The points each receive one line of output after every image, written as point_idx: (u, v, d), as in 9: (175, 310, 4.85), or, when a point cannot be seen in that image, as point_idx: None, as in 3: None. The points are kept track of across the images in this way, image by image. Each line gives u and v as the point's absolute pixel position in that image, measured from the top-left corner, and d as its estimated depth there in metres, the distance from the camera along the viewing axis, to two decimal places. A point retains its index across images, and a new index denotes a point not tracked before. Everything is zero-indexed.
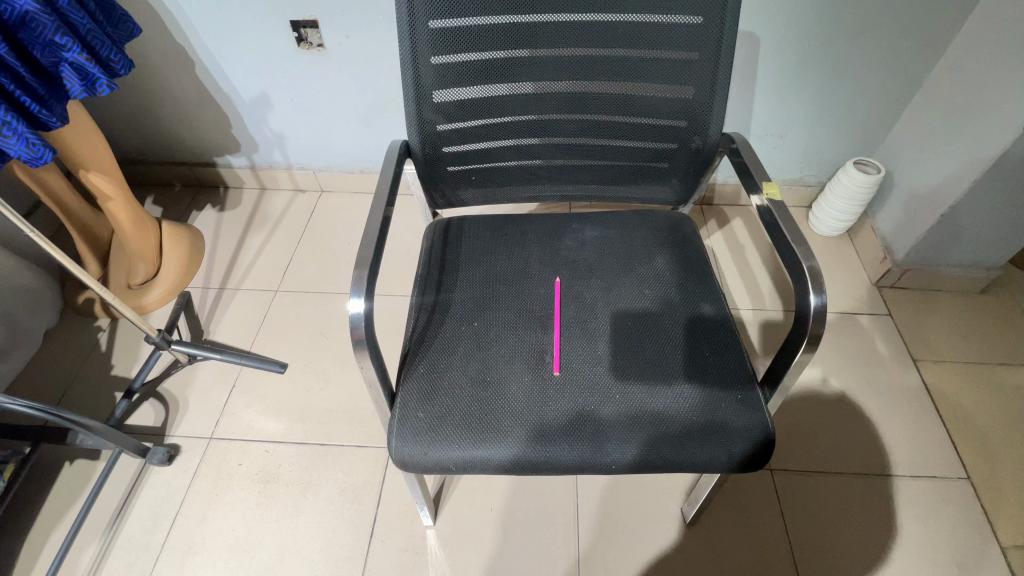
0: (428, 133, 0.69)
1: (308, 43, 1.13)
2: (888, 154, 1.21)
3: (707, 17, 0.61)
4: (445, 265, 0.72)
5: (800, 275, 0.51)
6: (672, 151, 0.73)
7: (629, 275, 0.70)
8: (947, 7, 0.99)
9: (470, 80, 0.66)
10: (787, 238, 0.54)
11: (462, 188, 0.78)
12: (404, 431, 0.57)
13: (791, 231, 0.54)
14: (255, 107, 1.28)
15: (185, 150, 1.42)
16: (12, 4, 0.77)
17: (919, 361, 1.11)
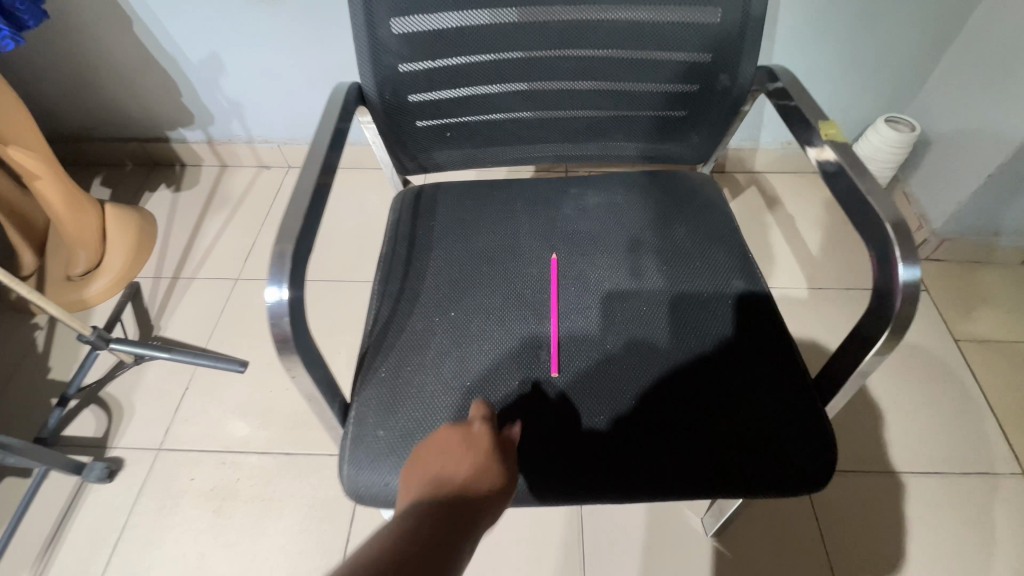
0: (388, 75, 0.55)
1: None
2: (922, 109, 1.07)
3: None
4: (414, 242, 0.58)
5: (884, 242, 0.38)
6: (693, 94, 0.59)
7: (641, 248, 0.57)
8: None
9: (437, 5, 0.52)
10: (861, 194, 0.40)
11: (436, 147, 0.64)
12: (358, 456, 0.44)
13: (866, 186, 0.41)
14: (206, 71, 1.12)
15: (132, 124, 1.26)
16: None
17: (961, 341, 0.99)
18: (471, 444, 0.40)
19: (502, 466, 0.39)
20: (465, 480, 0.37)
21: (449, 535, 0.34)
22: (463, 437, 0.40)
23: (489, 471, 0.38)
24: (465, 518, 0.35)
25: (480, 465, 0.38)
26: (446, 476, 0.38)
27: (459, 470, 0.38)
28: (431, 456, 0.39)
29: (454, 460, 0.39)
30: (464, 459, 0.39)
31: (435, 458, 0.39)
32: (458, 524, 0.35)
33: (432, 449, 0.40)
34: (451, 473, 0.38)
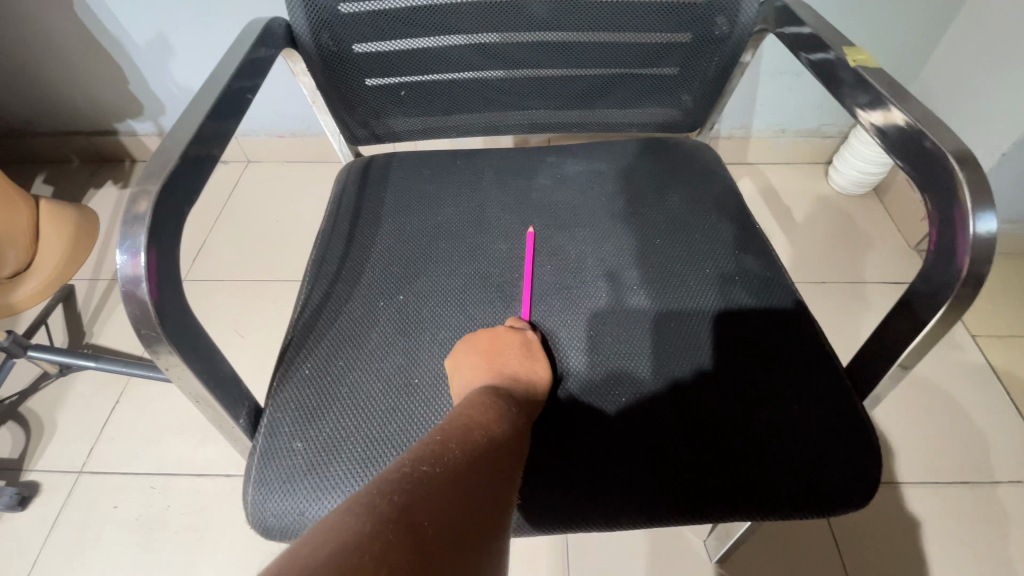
0: (325, 17, 0.47)
1: None
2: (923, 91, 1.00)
3: None
4: (359, 216, 0.49)
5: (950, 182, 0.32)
6: (686, 46, 0.51)
7: (630, 221, 0.49)
8: None
9: None
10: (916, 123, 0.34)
11: (389, 111, 0.55)
12: (268, 477, 0.35)
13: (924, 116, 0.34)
14: (152, 54, 1.03)
15: (75, 115, 1.16)
16: None
17: (978, 337, 0.90)
18: (533, 346, 0.40)
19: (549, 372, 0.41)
20: (531, 383, 0.38)
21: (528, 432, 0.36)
22: (525, 337, 0.40)
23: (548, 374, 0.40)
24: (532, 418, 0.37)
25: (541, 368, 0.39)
26: (518, 374, 0.38)
27: (525, 369, 0.38)
28: (490, 353, 0.39)
29: (518, 359, 0.39)
30: (526, 359, 0.39)
31: (496, 354, 0.38)
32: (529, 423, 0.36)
33: (489, 345, 0.39)
34: (521, 369, 0.38)
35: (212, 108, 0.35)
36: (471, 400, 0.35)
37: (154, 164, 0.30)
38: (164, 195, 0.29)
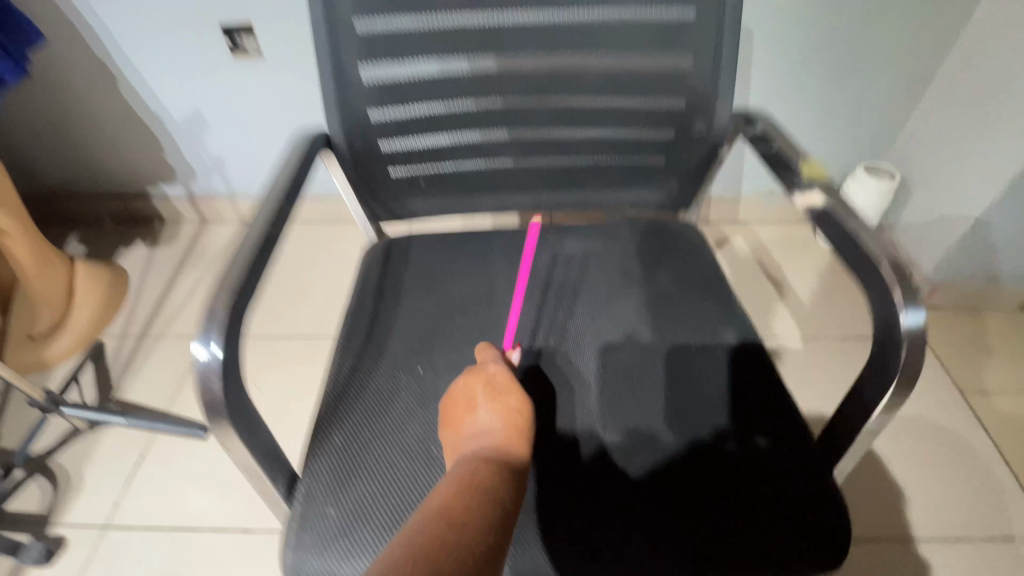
0: (357, 122, 0.54)
1: (244, 51, 0.99)
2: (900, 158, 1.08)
3: None
4: (382, 294, 0.55)
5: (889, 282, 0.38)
6: (671, 142, 0.58)
7: (625, 296, 0.54)
8: None
9: (408, 54, 0.51)
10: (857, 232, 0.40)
11: (409, 196, 0.61)
12: (303, 541, 0.39)
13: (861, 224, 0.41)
14: (189, 128, 1.12)
15: (113, 180, 1.25)
16: None
17: (971, 397, 0.94)
18: (484, 376, 0.44)
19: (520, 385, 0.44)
20: (492, 404, 0.42)
21: (506, 449, 0.39)
22: (474, 374, 0.44)
23: (510, 390, 0.43)
24: (508, 430, 0.40)
25: (501, 387, 0.43)
26: (475, 402, 0.42)
27: (481, 396, 0.42)
28: (453, 402, 0.44)
29: (474, 391, 0.43)
30: (481, 388, 0.43)
31: (455, 400, 0.43)
32: (506, 438, 0.40)
33: (450, 396, 0.44)
34: (476, 399, 0.42)
35: (270, 213, 0.42)
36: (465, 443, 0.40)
37: (226, 269, 0.36)
38: (234, 297, 0.35)
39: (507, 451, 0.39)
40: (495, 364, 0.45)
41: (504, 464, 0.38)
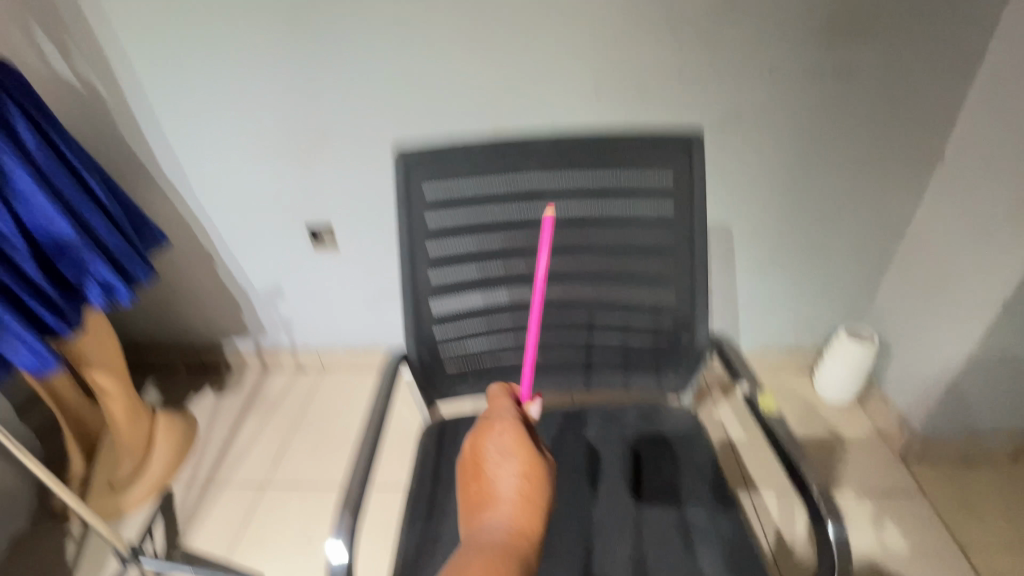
0: (425, 335, 0.72)
1: (324, 243, 1.22)
2: (877, 321, 1.23)
3: (677, 237, 0.70)
4: (442, 476, 0.71)
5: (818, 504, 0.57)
6: (663, 347, 0.75)
7: (640, 484, 0.74)
8: (899, 197, 1.09)
9: (468, 291, 0.72)
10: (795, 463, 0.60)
11: (458, 384, 0.77)
12: None
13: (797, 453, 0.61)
14: (268, 298, 1.34)
15: (192, 335, 1.44)
16: (52, 234, 0.83)
17: (967, 548, 1.05)
18: (496, 438, 0.44)
19: (534, 444, 0.45)
20: (505, 468, 0.42)
21: (520, 522, 0.40)
22: (485, 434, 0.45)
23: (523, 451, 0.43)
24: (524, 499, 0.41)
25: (513, 448, 0.43)
26: (487, 466, 0.43)
27: (493, 459, 0.43)
28: (468, 460, 0.45)
29: (485, 453, 0.44)
30: (492, 448, 0.43)
31: (468, 461, 0.44)
32: (521, 507, 0.41)
33: (463, 455, 0.45)
34: (489, 463, 0.43)
35: None
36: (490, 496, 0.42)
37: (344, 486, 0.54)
38: None
39: (523, 522, 0.40)
40: (508, 421, 0.45)
41: (520, 538, 0.39)
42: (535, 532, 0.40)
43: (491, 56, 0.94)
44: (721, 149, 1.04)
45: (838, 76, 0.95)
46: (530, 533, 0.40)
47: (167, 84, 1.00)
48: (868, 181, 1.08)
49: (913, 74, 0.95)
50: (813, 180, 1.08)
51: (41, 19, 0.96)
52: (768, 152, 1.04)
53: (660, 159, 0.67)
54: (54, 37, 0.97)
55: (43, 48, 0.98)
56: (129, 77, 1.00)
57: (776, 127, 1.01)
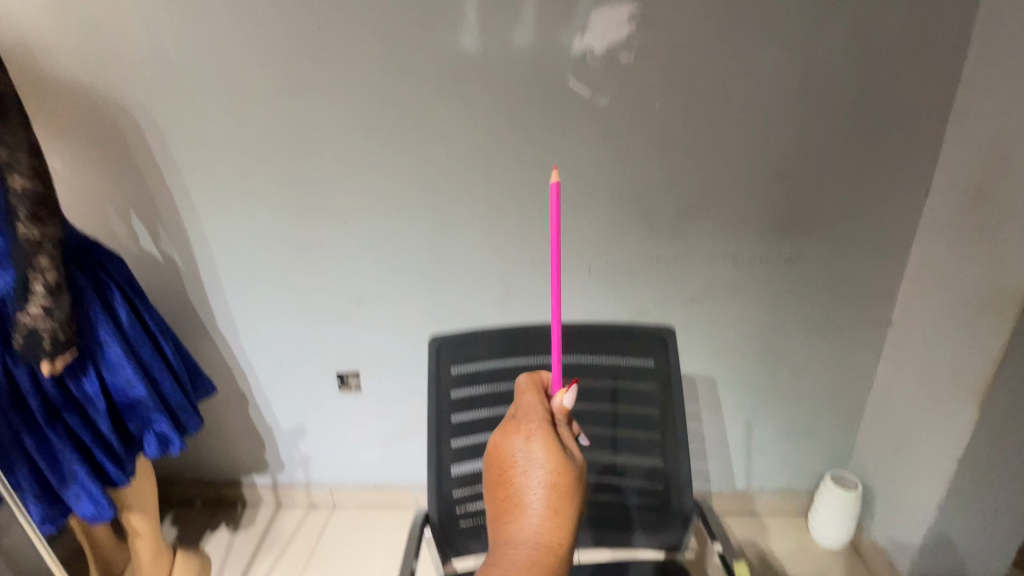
0: (446, 496, 0.83)
1: (348, 385, 1.35)
2: (860, 467, 1.33)
3: (660, 410, 0.85)
4: None
5: None
6: (656, 507, 0.86)
7: None
8: (861, 355, 1.25)
9: (483, 456, 0.84)
10: None
11: (472, 541, 0.86)
12: None
13: None
14: (291, 435, 1.44)
15: (213, 471, 1.51)
16: (129, 394, 0.98)
17: None
18: (522, 447, 0.49)
19: (560, 445, 0.48)
20: (532, 479, 0.47)
21: (549, 532, 0.46)
22: (511, 441, 0.49)
23: (548, 461, 0.47)
24: (552, 510, 0.46)
25: (539, 458, 0.47)
26: (515, 476, 0.48)
27: (520, 468, 0.48)
28: (499, 463, 0.49)
29: (513, 462, 0.48)
30: (520, 458, 0.48)
31: (497, 465, 0.49)
32: (551, 517, 0.46)
33: (491, 457, 0.50)
34: (517, 473, 0.48)
35: None
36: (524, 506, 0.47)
37: None
38: None
39: (552, 533, 0.45)
40: (534, 423, 0.50)
41: (550, 548, 0.45)
42: (565, 540, 0.46)
43: (503, 243, 1.16)
44: (698, 315, 1.21)
45: (791, 261, 1.15)
46: (559, 541, 0.45)
47: (235, 259, 1.20)
48: (830, 340, 1.24)
49: (852, 260, 1.15)
50: (781, 339, 1.24)
51: (139, 210, 1.15)
52: (739, 318, 1.22)
53: (643, 346, 0.86)
54: (148, 224, 1.17)
55: (137, 232, 1.18)
56: (207, 254, 1.20)
57: (743, 296, 1.20)
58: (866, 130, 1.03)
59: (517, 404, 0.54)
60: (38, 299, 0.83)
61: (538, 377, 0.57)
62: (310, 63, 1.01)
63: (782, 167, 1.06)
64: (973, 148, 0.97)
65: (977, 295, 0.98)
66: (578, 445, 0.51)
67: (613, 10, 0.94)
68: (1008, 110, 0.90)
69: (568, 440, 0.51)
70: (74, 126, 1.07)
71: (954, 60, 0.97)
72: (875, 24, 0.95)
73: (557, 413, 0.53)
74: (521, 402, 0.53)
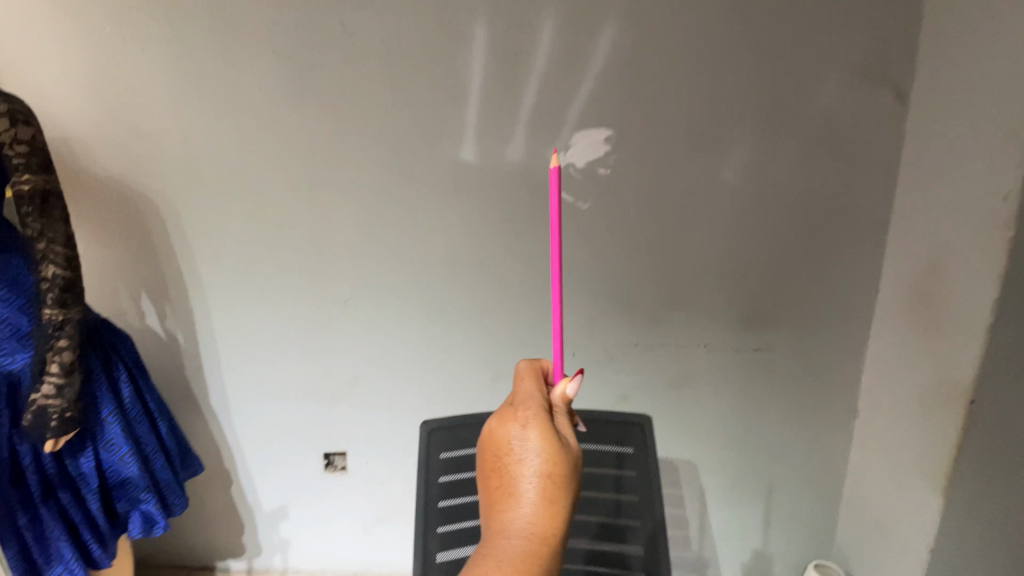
0: None
1: (333, 466, 1.36)
2: (841, 556, 1.35)
3: (640, 496, 0.90)
4: None
5: None
6: None
7: None
8: (832, 442, 1.31)
9: (467, 543, 0.86)
10: None
11: None
12: None
13: None
14: (271, 516, 1.42)
15: (187, 555, 1.47)
16: (121, 472, 1.02)
17: None
18: (522, 437, 0.56)
19: (554, 436, 0.56)
20: (530, 466, 0.54)
21: (542, 513, 0.53)
22: (513, 430, 0.57)
23: (545, 450, 0.54)
24: (547, 495, 0.53)
25: (537, 447, 0.54)
26: (515, 463, 0.55)
27: (520, 456, 0.55)
28: (498, 449, 0.57)
29: (513, 449, 0.55)
30: (520, 446, 0.55)
31: (498, 450, 0.57)
32: (546, 501, 0.53)
33: (493, 442, 0.57)
34: (517, 459, 0.55)
35: None
36: (521, 487, 0.54)
37: None
38: None
39: (547, 518, 0.52)
40: (531, 414, 0.57)
41: (545, 529, 0.52)
42: (558, 522, 0.53)
43: (493, 330, 1.24)
44: (676, 401, 1.28)
45: (759, 351, 1.24)
46: (553, 523, 0.52)
47: (235, 338, 1.26)
48: (802, 427, 1.30)
49: (816, 352, 1.24)
50: (756, 426, 1.30)
51: (151, 291, 1.22)
52: (715, 404, 1.28)
53: (620, 434, 0.94)
54: (157, 304, 1.23)
55: (145, 311, 1.24)
56: (209, 334, 1.26)
57: (717, 384, 1.27)
58: (817, 237, 1.16)
59: (518, 393, 0.61)
60: (52, 378, 0.88)
61: (538, 366, 0.65)
62: (325, 168, 1.13)
63: (744, 267, 1.18)
64: (911, 255, 1.10)
65: (928, 389, 1.05)
66: (572, 435, 0.58)
67: (592, 133, 1.09)
68: (935, 225, 1.03)
69: (563, 429, 0.58)
70: (100, 214, 1.15)
71: (888, 180, 1.12)
72: (815, 151, 1.10)
73: (556, 402, 0.60)
74: (523, 393, 0.60)
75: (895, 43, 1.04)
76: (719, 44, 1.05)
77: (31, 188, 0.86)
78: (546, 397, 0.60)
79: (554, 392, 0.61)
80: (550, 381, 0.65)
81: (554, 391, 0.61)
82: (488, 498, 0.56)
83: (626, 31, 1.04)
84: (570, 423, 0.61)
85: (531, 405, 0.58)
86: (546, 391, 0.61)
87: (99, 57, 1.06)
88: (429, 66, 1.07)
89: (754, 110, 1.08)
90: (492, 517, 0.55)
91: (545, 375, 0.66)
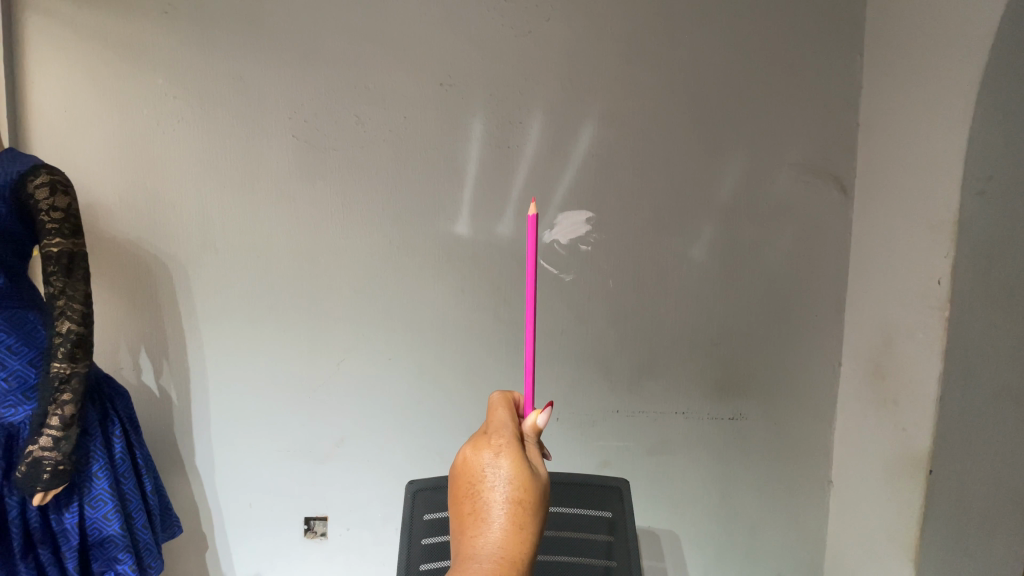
0: None
1: (314, 531, 1.35)
2: None
3: (618, 561, 0.92)
4: None
5: None
6: None
7: None
8: (809, 513, 1.33)
9: None
10: None
11: None
12: None
13: None
14: None
15: None
16: (102, 530, 1.02)
17: None
18: (494, 465, 0.60)
19: (525, 464, 0.61)
20: (502, 494, 0.59)
21: (513, 537, 0.57)
22: (485, 457, 0.61)
23: (516, 478, 0.59)
24: (517, 521, 0.58)
25: (509, 475, 0.59)
26: (487, 490, 0.59)
27: (492, 483, 0.60)
28: (472, 476, 0.61)
29: (486, 476, 0.60)
30: (492, 474, 0.60)
31: (472, 477, 0.61)
32: (515, 527, 0.58)
33: (466, 469, 0.62)
34: (489, 486, 0.59)
35: None
36: (494, 512, 0.58)
37: None
38: None
39: (516, 542, 0.57)
40: (504, 442, 0.62)
41: (513, 553, 0.56)
42: (526, 547, 0.57)
43: (481, 393, 1.29)
44: (655, 468, 1.31)
45: (734, 419, 1.30)
46: (521, 548, 0.57)
47: (228, 395, 1.28)
48: (779, 497, 1.33)
49: (787, 422, 1.30)
50: (734, 495, 1.33)
51: (150, 346, 1.25)
52: (695, 471, 1.32)
53: (598, 498, 0.98)
54: (154, 360, 1.26)
55: (142, 366, 1.26)
56: (201, 389, 1.28)
57: (696, 451, 1.31)
58: (783, 311, 1.26)
59: (491, 421, 0.66)
60: (51, 430, 0.92)
61: (511, 397, 0.70)
62: (329, 236, 1.22)
63: (716, 340, 1.26)
64: (867, 332, 1.19)
65: (894, 458, 1.11)
66: (542, 464, 0.63)
67: (575, 214, 1.21)
68: (885, 304, 1.14)
69: (532, 458, 0.63)
70: (110, 272, 1.21)
71: (841, 263, 1.24)
72: (775, 234, 1.23)
73: (526, 431, 0.66)
74: (496, 421, 0.65)
75: (834, 147, 1.21)
76: (685, 143, 1.20)
77: (60, 250, 0.94)
78: (517, 426, 0.66)
79: (525, 422, 0.66)
80: (522, 412, 0.70)
81: (525, 421, 0.66)
82: (460, 523, 0.61)
83: (606, 129, 1.19)
84: (540, 453, 0.66)
85: (505, 435, 0.63)
86: (517, 421, 0.66)
87: (132, 134, 1.18)
88: (430, 152, 1.20)
89: (718, 200, 1.21)
90: (463, 543, 0.59)
91: (517, 407, 0.71)
